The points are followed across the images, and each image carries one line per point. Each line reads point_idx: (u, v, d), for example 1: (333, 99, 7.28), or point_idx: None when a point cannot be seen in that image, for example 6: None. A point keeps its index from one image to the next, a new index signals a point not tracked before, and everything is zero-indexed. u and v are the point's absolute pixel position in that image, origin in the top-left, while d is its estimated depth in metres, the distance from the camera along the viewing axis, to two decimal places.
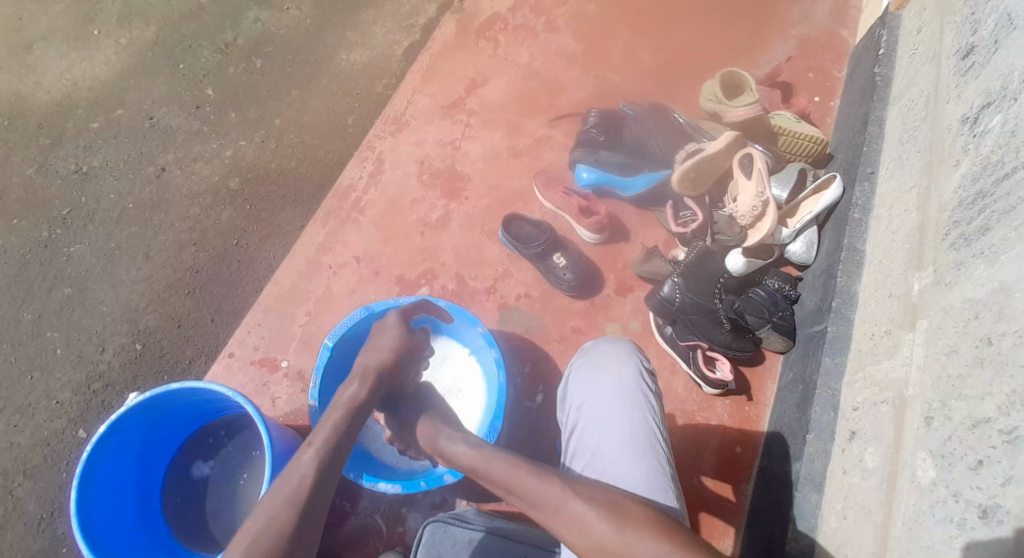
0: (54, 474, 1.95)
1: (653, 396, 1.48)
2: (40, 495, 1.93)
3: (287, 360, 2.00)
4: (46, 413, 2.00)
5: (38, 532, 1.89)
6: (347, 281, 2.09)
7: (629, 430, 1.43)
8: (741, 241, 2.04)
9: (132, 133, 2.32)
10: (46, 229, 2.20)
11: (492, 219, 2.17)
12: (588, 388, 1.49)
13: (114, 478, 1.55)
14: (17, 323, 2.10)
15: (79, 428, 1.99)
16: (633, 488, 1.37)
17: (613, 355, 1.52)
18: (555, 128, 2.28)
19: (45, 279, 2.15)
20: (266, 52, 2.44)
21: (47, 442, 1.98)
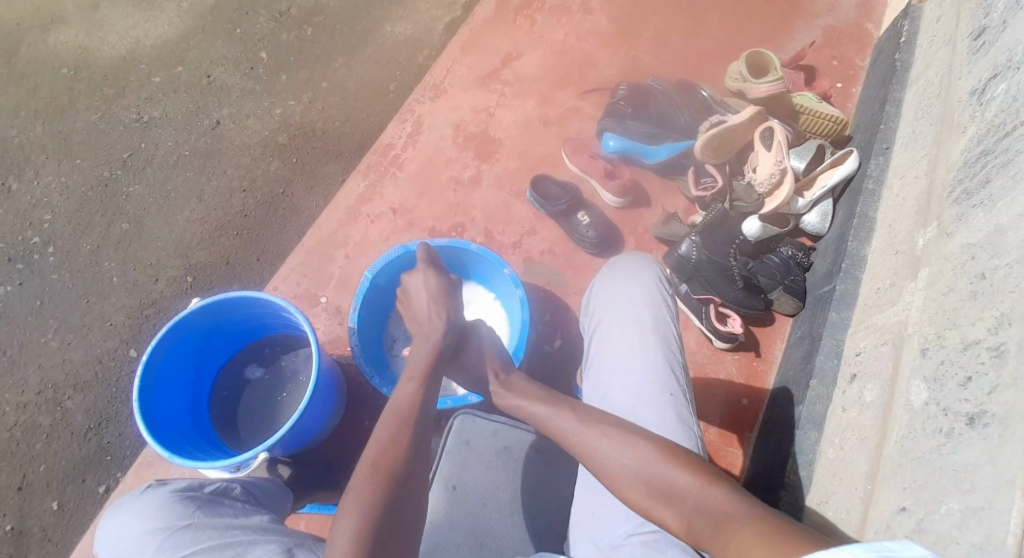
0: (103, 388, 2.09)
1: (670, 325, 1.57)
2: (88, 408, 2.07)
3: (325, 296, 2.13)
4: (100, 333, 2.15)
5: (84, 441, 2.03)
6: (382, 230, 2.22)
7: (646, 359, 1.52)
8: (759, 208, 2.15)
9: (191, 88, 2.49)
10: (108, 170, 2.37)
11: (521, 180, 2.30)
12: (607, 317, 1.59)
13: (173, 376, 1.70)
14: (76, 252, 2.26)
15: (130, 348, 2.13)
16: (648, 380, 1.50)
17: (634, 266, 1.64)
18: (584, 101, 2.42)
19: (105, 214, 2.31)
20: (318, 21, 2.60)
21: (98, 360, 2.12)
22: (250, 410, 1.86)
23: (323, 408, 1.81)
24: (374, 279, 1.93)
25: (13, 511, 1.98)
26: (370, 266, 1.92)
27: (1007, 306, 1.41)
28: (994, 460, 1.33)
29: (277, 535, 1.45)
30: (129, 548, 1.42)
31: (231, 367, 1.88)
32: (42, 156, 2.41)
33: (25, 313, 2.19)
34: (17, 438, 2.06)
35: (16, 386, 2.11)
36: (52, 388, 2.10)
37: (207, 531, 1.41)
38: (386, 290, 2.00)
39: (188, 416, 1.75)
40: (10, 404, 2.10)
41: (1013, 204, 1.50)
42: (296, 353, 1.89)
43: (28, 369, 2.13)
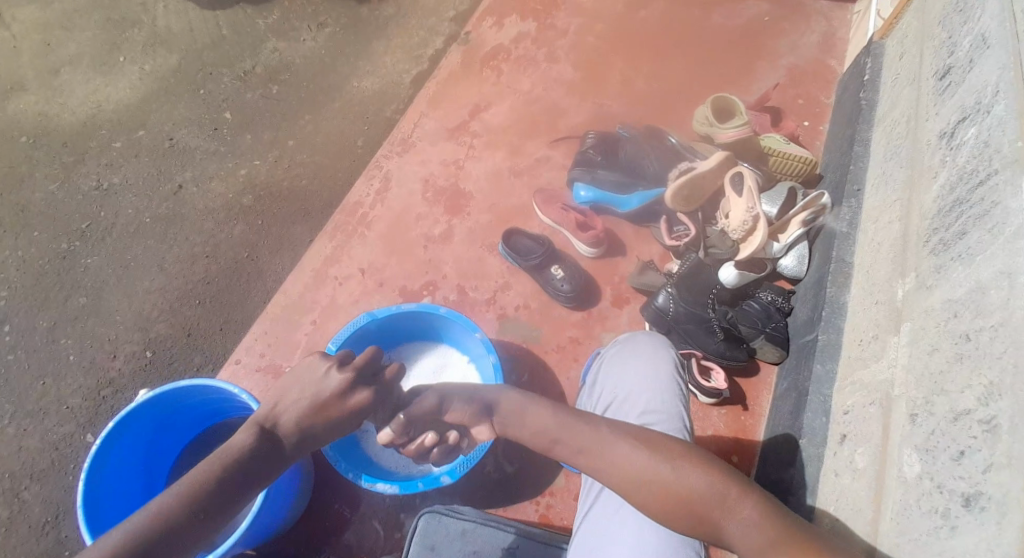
0: (58, 477, 1.99)
1: (685, 413, 1.51)
2: (45, 498, 1.97)
3: (291, 368, 2.04)
4: (56, 417, 2.06)
5: (41, 535, 1.93)
6: (351, 292, 2.15)
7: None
8: (733, 255, 2.12)
9: (152, 151, 2.44)
10: (66, 242, 2.30)
11: (493, 234, 2.25)
12: (624, 396, 1.53)
13: (127, 462, 1.63)
14: (32, 331, 2.18)
15: (87, 432, 2.04)
16: None
17: (647, 346, 1.59)
18: (554, 150, 2.38)
19: (62, 288, 2.23)
20: (282, 79, 2.56)
21: (55, 446, 2.03)
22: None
23: (281, 501, 1.71)
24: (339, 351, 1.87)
25: None
26: (335, 337, 1.87)
27: (995, 374, 1.36)
28: (994, 549, 1.27)
29: None
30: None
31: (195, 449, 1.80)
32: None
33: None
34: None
35: None
36: (7, 478, 1.99)
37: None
38: None
39: (142, 503, 1.67)
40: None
41: (992, 259, 1.46)
42: None
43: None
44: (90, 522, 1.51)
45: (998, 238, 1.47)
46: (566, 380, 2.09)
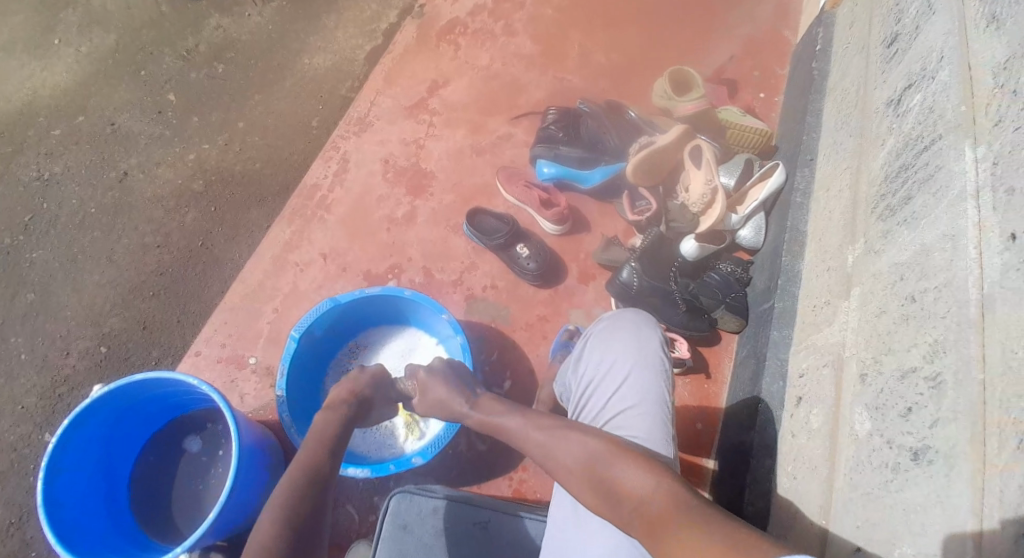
0: (18, 480, 1.94)
1: (664, 384, 1.49)
2: (7, 501, 1.91)
3: (255, 357, 2.01)
4: (12, 418, 2.00)
5: (6, 537, 1.88)
6: (313, 278, 2.11)
7: (637, 423, 1.44)
8: (695, 228, 2.14)
9: (94, 138, 2.34)
10: (8, 237, 2.21)
11: (457, 214, 2.24)
12: (604, 379, 1.52)
13: (86, 462, 1.56)
14: None
15: (45, 432, 1.98)
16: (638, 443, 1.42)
17: (629, 325, 1.55)
18: (516, 126, 2.37)
19: (8, 285, 2.15)
20: (228, 58, 2.48)
21: (13, 447, 1.97)
22: (180, 490, 1.73)
23: (251, 492, 1.69)
24: (303, 339, 1.83)
25: None
26: (298, 325, 1.83)
27: (939, 333, 1.40)
28: (943, 500, 1.30)
29: None
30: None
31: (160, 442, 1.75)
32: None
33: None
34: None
35: None
36: None
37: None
38: (314, 351, 1.90)
39: (105, 501, 1.61)
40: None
41: (935, 222, 1.51)
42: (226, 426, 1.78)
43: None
44: (53, 526, 1.45)
45: (942, 202, 1.51)
46: (533, 357, 2.11)
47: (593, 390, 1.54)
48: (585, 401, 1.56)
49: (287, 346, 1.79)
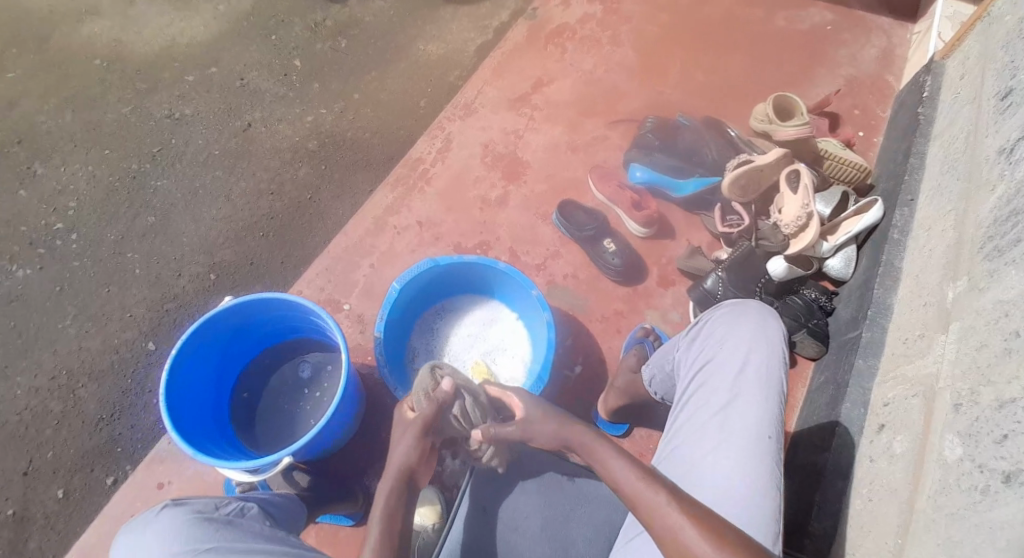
0: (116, 380, 2.05)
1: (784, 375, 1.55)
2: (102, 397, 2.03)
3: (350, 303, 2.10)
4: (118, 323, 2.11)
5: (96, 430, 1.99)
6: (409, 242, 2.18)
7: (758, 409, 1.51)
8: (783, 249, 2.20)
9: (223, 89, 2.47)
10: (136, 163, 2.35)
11: (547, 203, 2.28)
12: (726, 359, 1.58)
13: (198, 371, 1.74)
14: (99, 242, 2.22)
15: (148, 340, 2.09)
16: (761, 429, 1.49)
17: (754, 313, 1.62)
18: (612, 130, 2.43)
19: (130, 206, 2.28)
20: (352, 34, 2.59)
21: (115, 350, 2.08)
22: (283, 410, 1.91)
23: (345, 419, 1.81)
24: (401, 292, 1.92)
25: (17, 495, 1.93)
26: (400, 277, 1.92)
27: None
28: None
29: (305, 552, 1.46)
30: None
31: (266, 362, 1.94)
32: (69, 144, 2.37)
33: (44, 298, 2.15)
34: (26, 423, 2.01)
35: (30, 369, 2.07)
36: (66, 374, 2.06)
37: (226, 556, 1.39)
38: (408, 306, 1.99)
39: (212, 411, 1.79)
40: (22, 388, 2.05)
41: None
42: (325, 359, 1.94)
43: (42, 354, 2.09)
44: (175, 421, 1.62)
45: None
46: (606, 348, 2.14)
47: (709, 368, 1.59)
48: (697, 377, 1.61)
49: (390, 293, 1.89)
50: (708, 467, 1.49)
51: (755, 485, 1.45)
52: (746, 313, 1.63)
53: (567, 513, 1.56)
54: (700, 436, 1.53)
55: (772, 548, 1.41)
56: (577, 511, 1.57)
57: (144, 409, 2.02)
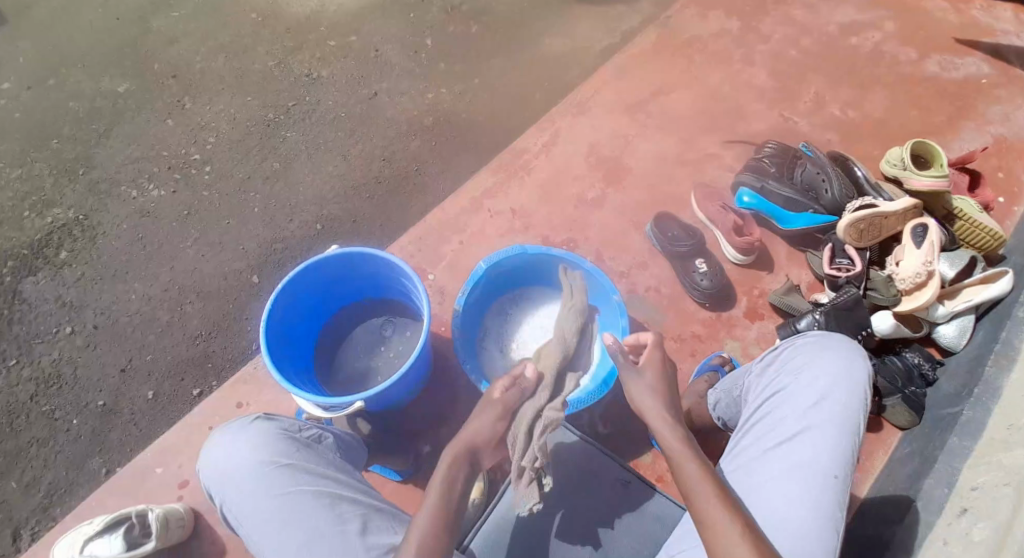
0: (222, 302, 2.07)
1: (861, 416, 1.55)
2: (205, 316, 2.06)
3: (433, 274, 2.09)
4: (231, 253, 2.14)
5: (193, 343, 2.02)
6: (499, 226, 2.17)
7: (833, 442, 1.51)
8: (893, 304, 2.05)
9: (359, 59, 2.48)
10: (272, 113, 2.37)
11: (643, 213, 2.22)
12: (806, 387, 1.57)
13: (294, 307, 1.80)
14: (229, 177, 2.25)
15: (254, 274, 2.11)
16: (832, 462, 1.49)
17: (841, 348, 1.61)
18: (726, 150, 2.34)
19: (261, 150, 2.30)
20: (484, 21, 2.59)
21: (225, 277, 2.10)
22: (359, 361, 1.97)
23: (415, 385, 1.86)
24: (488, 270, 1.94)
25: (111, 388, 1.97)
26: (489, 257, 1.94)
27: None
28: None
29: (364, 493, 1.58)
30: (228, 467, 1.58)
31: (351, 314, 2.01)
32: (218, 86, 2.40)
33: (171, 218, 2.18)
34: (133, 324, 2.04)
35: (146, 279, 2.10)
36: (178, 290, 2.09)
37: (299, 474, 1.56)
38: (488, 288, 2.00)
39: (297, 348, 1.85)
40: (136, 293, 2.08)
41: None
42: (406, 323, 1.99)
43: (160, 266, 2.12)
44: (269, 348, 1.68)
45: None
46: (676, 369, 2.06)
47: (783, 396, 1.58)
48: (768, 403, 1.60)
49: (476, 272, 1.91)
50: (769, 491, 1.48)
51: (818, 516, 1.44)
52: (833, 346, 1.63)
53: (616, 514, 1.62)
54: (765, 461, 1.52)
55: None
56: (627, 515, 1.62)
57: (240, 332, 2.04)
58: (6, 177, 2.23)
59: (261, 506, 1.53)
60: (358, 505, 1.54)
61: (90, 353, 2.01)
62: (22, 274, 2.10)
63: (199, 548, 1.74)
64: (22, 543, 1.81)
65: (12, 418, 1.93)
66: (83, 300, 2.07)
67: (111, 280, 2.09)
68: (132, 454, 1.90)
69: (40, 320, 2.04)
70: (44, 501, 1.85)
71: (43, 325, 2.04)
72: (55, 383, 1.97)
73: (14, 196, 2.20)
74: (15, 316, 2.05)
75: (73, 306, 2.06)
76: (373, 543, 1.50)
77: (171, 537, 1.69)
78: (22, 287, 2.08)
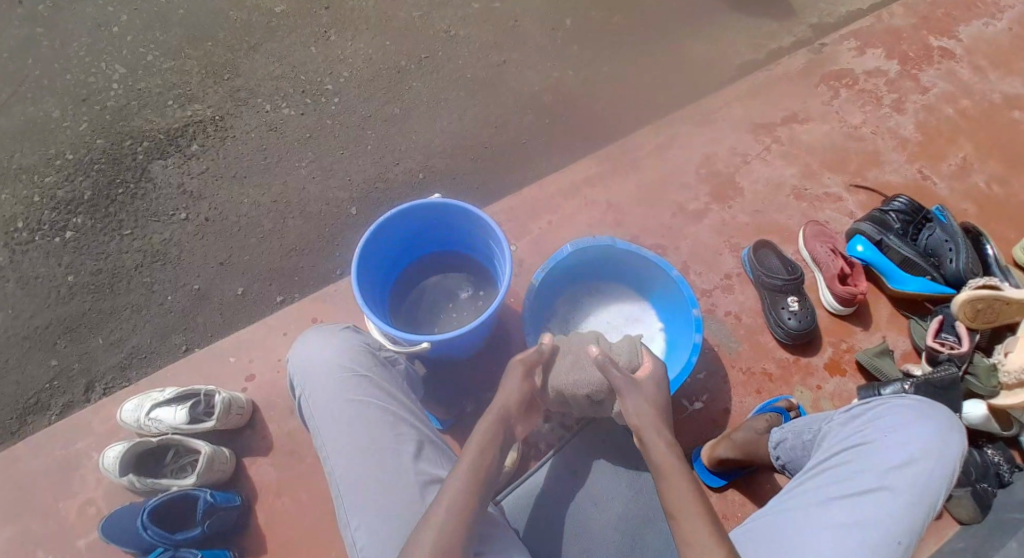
0: (320, 224, 2.18)
1: (942, 493, 1.53)
2: (305, 233, 2.17)
3: (515, 247, 2.12)
4: (337, 182, 2.24)
5: (286, 256, 2.14)
6: (593, 216, 2.16)
7: (907, 509, 1.49)
8: (989, 395, 1.94)
9: (498, 24, 2.51)
10: (404, 61, 2.45)
11: (743, 237, 2.16)
12: (896, 448, 1.55)
13: (385, 246, 1.87)
14: (352, 112, 2.35)
15: (353, 206, 2.21)
16: (901, 529, 1.47)
17: (942, 419, 1.59)
18: (850, 193, 2.23)
19: (385, 94, 2.39)
20: (629, 13, 2.57)
21: (327, 203, 2.21)
22: (432, 313, 2.03)
23: (477, 343, 1.88)
24: (572, 254, 1.93)
25: (209, 276, 2.12)
26: (575, 242, 1.93)
27: None
28: None
29: (422, 422, 1.70)
30: (312, 365, 1.71)
31: (433, 265, 2.06)
32: (364, 25, 2.50)
33: (293, 137, 2.31)
34: (239, 226, 2.18)
35: (263, 187, 2.23)
36: (284, 203, 2.21)
37: (373, 388, 1.68)
38: (569, 272, 2.00)
39: (381, 287, 1.93)
40: (249, 198, 2.21)
41: None
42: (482, 285, 2.03)
43: (275, 179, 2.24)
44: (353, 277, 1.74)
45: None
46: (736, 402, 2.00)
47: (868, 450, 1.56)
48: (849, 453, 1.58)
49: (562, 254, 1.90)
50: (830, 536, 1.47)
51: None
52: (933, 415, 1.60)
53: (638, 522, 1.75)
54: (833, 507, 1.51)
55: None
56: (648, 524, 1.75)
57: (330, 256, 2.15)
58: (158, 66, 2.42)
59: (332, 407, 1.65)
60: (417, 431, 1.65)
61: (198, 241, 2.16)
62: (154, 157, 2.27)
63: (245, 442, 1.83)
64: (94, 395, 1.99)
65: (114, 281, 2.11)
66: (201, 193, 2.22)
67: (230, 180, 2.23)
68: (211, 340, 2.05)
69: (160, 200, 2.21)
70: (123, 361, 2.02)
71: (162, 205, 2.20)
72: (159, 258, 2.14)
73: (162, 85, 2.38)
74: (139, 192, 2.22)
75: (191, 196, 2.22)
76: (422, 468, 1.60)
77: (230, 421, 1.77)
78: (151, 167, 2.26)
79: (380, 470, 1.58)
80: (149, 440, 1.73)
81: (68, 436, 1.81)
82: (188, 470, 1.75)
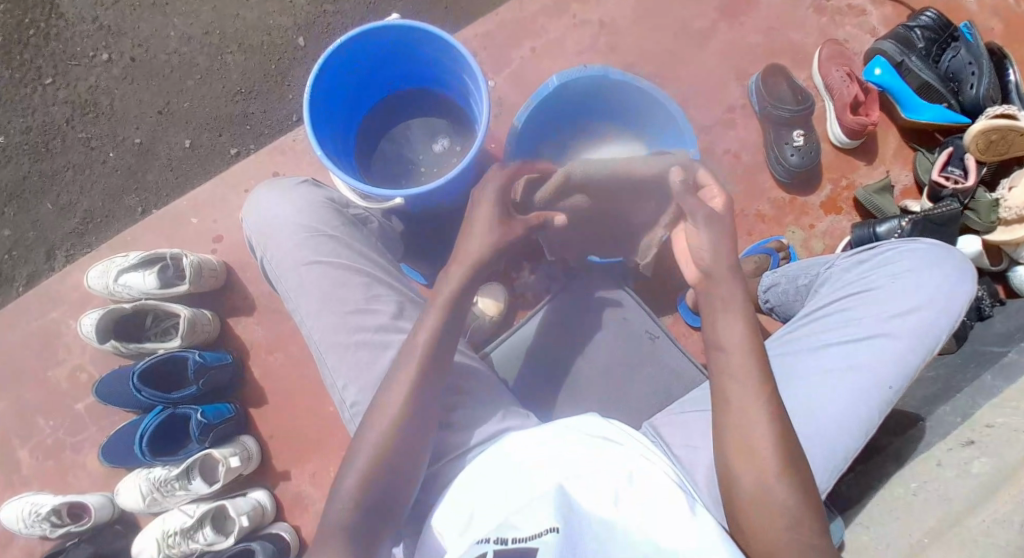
0: (263, 59, 1.94)
1: (942, 340, 1.46)
2: (246, 72, 1.94)
3: (493, 81, 1.96)
4: (276, 6, 1.95)
5: (231, 101, 1.93)
6: (581, 41, 1.98)
7: (905, 355, 1.43)
8: (986, 231, 1.88)
9: None
10: None
11: (752, 62, 1.99)
12: (901, 294, 1.47)
13: (343, 83, 1.69)
14: None
15: (300, 36, 1.95)
16: (895, 374, 1.42)
17: (953, 266, 1.50)
18: (873, 8, 2.01)
19: None
20: None
21: (268, 32, 1.95)
22: (404, 167, 1.90)
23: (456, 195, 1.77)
24: (557, 87, 1.77)
25: (148, 128, 1.93)
26: (562, 72, 1.76)
27: None
28: None
29: (397, 277, 1.58)
30: (275, 222, 1.57)
31: (404, 111, 1.90)
32: None
33: None
34: (171, 65, 1.95)
35: (188, 16, 1.95)
36: (219, 36, 1.95)
37: (344, 248, 1.54)
38: (556, 106, 1.84)
39: (343, 133, 1.78)
40: (176, 31, 1.95)
41: None
42: (456, 123, 1.88)
43: (201, 5, 1.95)
44: (308, 124, 1.57)
45: None
46: None
47: (872, 296, 1.49)
48: (850, 299, 1.51)
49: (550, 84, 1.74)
50: (822, 380, 1.42)
51: (858, 420, 1.40)
52: (944, 261, 1.51)
53: (630, 364, 1.72)
54: (830, 351, 1.45)
55: (832, 472, 1.40)
56: (640, 364, 1.72)
57: (282, 96, 1.95)
58: None
59: (301, 267, 1.51)
60: (395, 291, 1.52)
61: (127, 86, 1.94)
62: None
63: (229, 300, 1.84)
64: (57, 263, 1.91)
65: (47, 140, 1.93)
66: (120, 27, 1.95)
67: (150, 9, 1.95)
68: (167, 200, 1.92)
69: (76, 39, 1.94)
70: (79, 227, 1.91)
71: (79, 46, 1.94)
72: (91, 110, 1.93)
73: None
74: (51, 31, 1.94)
75: (111, 32, 1.94)
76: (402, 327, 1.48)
77: (203, 283, 1.76)
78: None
79: (363, 332, 1.46)
80: (124, 305, 1.72)
81: (40, 307, 1.81)
82: (172, 332, 1.76)
